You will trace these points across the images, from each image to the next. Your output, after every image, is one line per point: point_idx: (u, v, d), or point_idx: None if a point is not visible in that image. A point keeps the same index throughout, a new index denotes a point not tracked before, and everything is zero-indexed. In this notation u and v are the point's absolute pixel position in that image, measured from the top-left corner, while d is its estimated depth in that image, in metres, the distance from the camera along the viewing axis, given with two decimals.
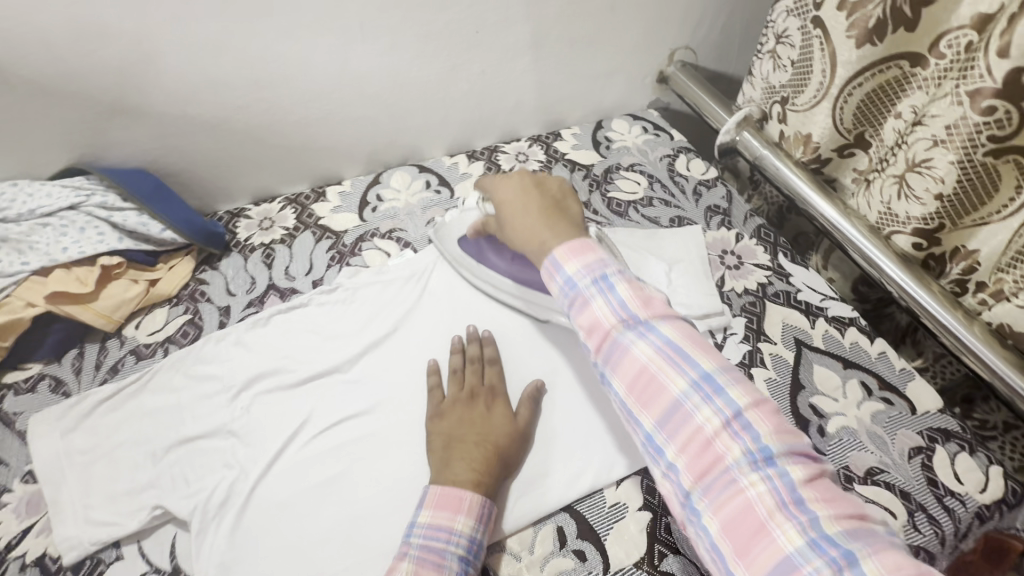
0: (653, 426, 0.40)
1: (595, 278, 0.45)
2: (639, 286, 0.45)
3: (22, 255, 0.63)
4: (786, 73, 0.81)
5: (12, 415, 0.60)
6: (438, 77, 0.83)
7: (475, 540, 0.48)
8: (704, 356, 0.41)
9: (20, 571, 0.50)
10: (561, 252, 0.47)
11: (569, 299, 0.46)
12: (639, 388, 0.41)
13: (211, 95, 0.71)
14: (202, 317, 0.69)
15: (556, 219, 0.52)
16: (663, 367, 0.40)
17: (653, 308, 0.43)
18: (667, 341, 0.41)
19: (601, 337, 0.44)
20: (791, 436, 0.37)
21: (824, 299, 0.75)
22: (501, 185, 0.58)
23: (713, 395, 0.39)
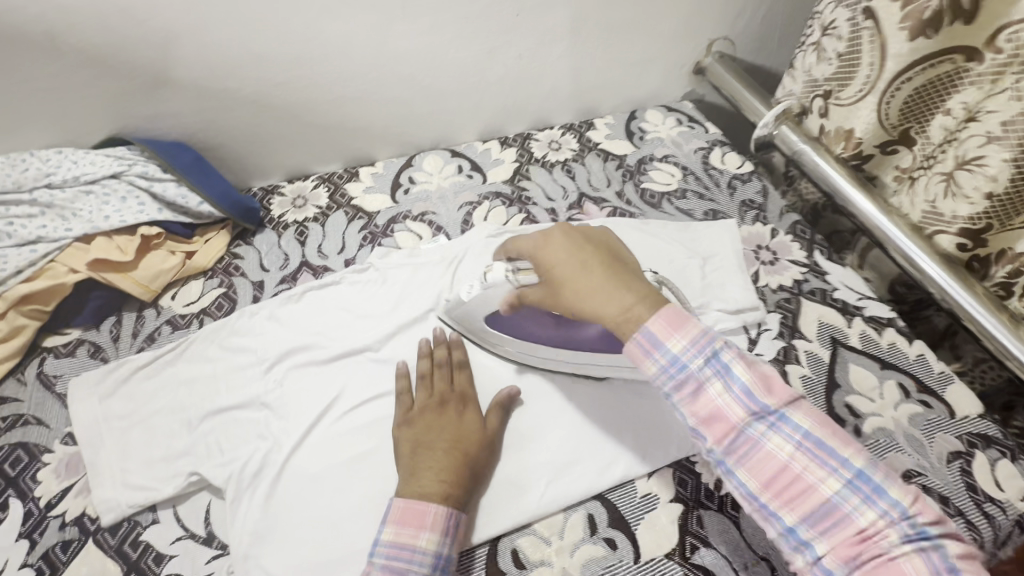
0: (801, 524, 0.38)
1: (710, 363, 0.42)
2: (762, 371, 0.42)
3: (65, 222, 0.64)
4: (830, 66, 0.79)
5: (52, 377, 0.61)
6: (475, 60, 0.83)
7: (441, 556, 0.46)
8: (846, 449, 0.39)
9: (59, 529, 0.51)
10: (659, 332, 0.43)
11: (680, 385, 0.42)
12: (781, 486, 0.39)
13: (252, 69, 0.71)
14: (236, 291, 0.70)
15: (630, 278, 0.47)
16: (808, 466, 0.39)
17: (778, 395, 0.41)
18: (806, 434, 0.40)
19: (726, 429, 0.41)
20: (944, 525, 0.37)
21: (861, 298, 0.73)
22: (547, 248, 0.49)
23: (873, 496, 0.37)
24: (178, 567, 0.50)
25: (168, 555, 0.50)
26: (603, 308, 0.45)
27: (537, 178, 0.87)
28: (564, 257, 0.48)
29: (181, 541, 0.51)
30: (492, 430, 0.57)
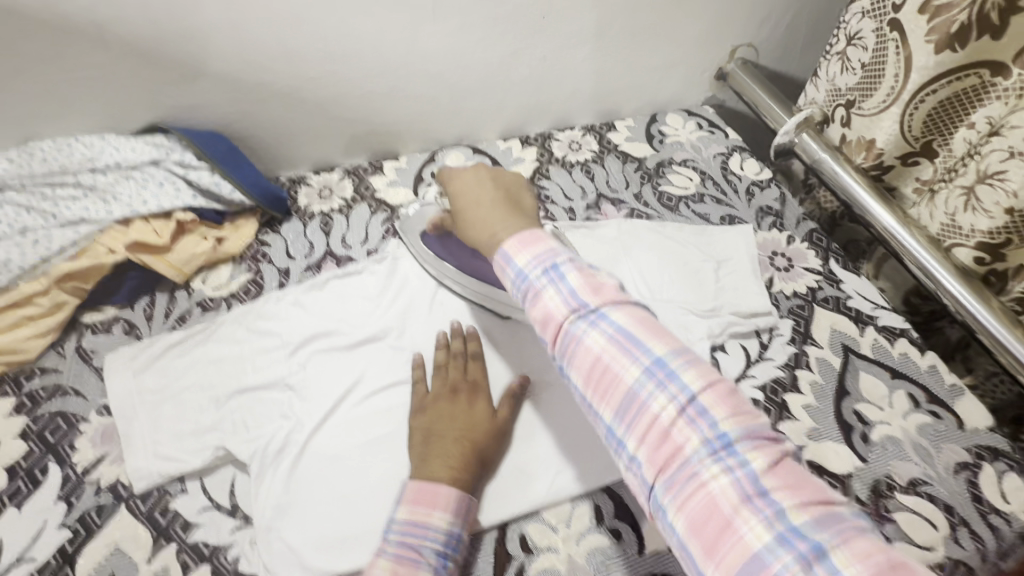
0: (614, 416, 0.41)
1: (547, 270, 0.46)
2: (590, 275, 0.45)
3: (106, 205, 0.67)
4: (854, 76, 0.80)
5: (89, 351, 0.64)
6: (500, 60, 0.85)
7: (453, 534, 0.48)
8: (657, 344, 0.41)
9: (95, 494, 0.54)
10: (512, 246, 0.48)
11: (524, 292, 0.47)
12: (597, 381, 0.42)
13: (287, 64, 0.74)
14: (263, 277, 0.73)
15: (511, 212, 0.53)
16: (617, 359, 0.41)
17: (602, 296, 0.44)
18: (618, 329, 0.42)
19: (555, 329, 0.44)
20: (747, 418, 0.38)
21: (875, 308, 0.74)
22: (457, 177, 0.58)
23: (667, 383, 0.39)
24: (203, 535, 0.52)
25: (195, 523, 0.53)
26: (479, 234, 0.53)
27: (556, 178, 0.88)
28: (468, 186, 0.57)
29: (207, 510, 0.54)
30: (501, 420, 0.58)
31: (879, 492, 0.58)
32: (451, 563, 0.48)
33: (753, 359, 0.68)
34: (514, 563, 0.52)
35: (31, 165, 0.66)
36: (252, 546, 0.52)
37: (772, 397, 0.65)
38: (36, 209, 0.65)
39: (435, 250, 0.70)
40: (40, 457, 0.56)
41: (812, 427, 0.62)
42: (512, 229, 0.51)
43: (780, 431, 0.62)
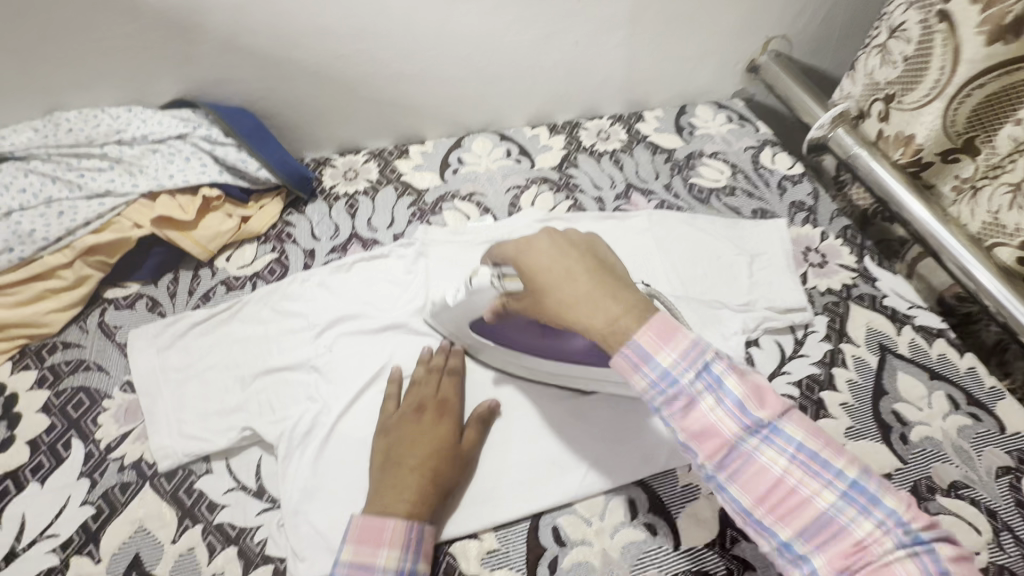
0: (796, 538, 0.37)
1: (700, 373, 0.40)
2: (751, 379, 0.41)
3: (132, 177, 0.66)
4: (894, 69, 0.78)
5: (112, 327, 0.63)
6: (532, 45, 0.83)
7: (405, 571, 0.45)
8: (841, 457, 0.38)
9: (118, 471, 0.53)
10: (646, 340, 0.41)
11: (670, 399, 0.40)
12: (776, 502, 0.38)
13: (318, 40, 0.72)
14: (288, 257, 0.71)
15: (616, 286, 0.44)
16: (803, 480, 0.37)
17: (770, 406, 0.40)
18: (799, 447, 0.38)
19: (717, 445, 0.39)
20: (942, 528, 0.36)
21: (912, 307, 0.72)
22: (530, 253, 0.47)
23: (866, 504, 0.36)
24: (229, 516, 0.51)
25: (221, 504, 0.52)
26: (585, 321, 0.43)
27: (585, 167, 0.87)
28: (547, 265, 0.46)
29: (233, 491, 0.53)
30: (465, 450, 0.55)
31: (920, 494, 0.57)
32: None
33: (787, 356, 0.67)
34: (547, 555, 0.51)
35: (57, 135, 0.65)
36: (279, 528, 0.51)
37: (807, 394, 0.63)
38: (61, 179, 0.64)
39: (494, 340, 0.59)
40: (63, 432, 0.55)
41: (849, 426, 0.61)
42: (634, 313, 0.42)
43: None
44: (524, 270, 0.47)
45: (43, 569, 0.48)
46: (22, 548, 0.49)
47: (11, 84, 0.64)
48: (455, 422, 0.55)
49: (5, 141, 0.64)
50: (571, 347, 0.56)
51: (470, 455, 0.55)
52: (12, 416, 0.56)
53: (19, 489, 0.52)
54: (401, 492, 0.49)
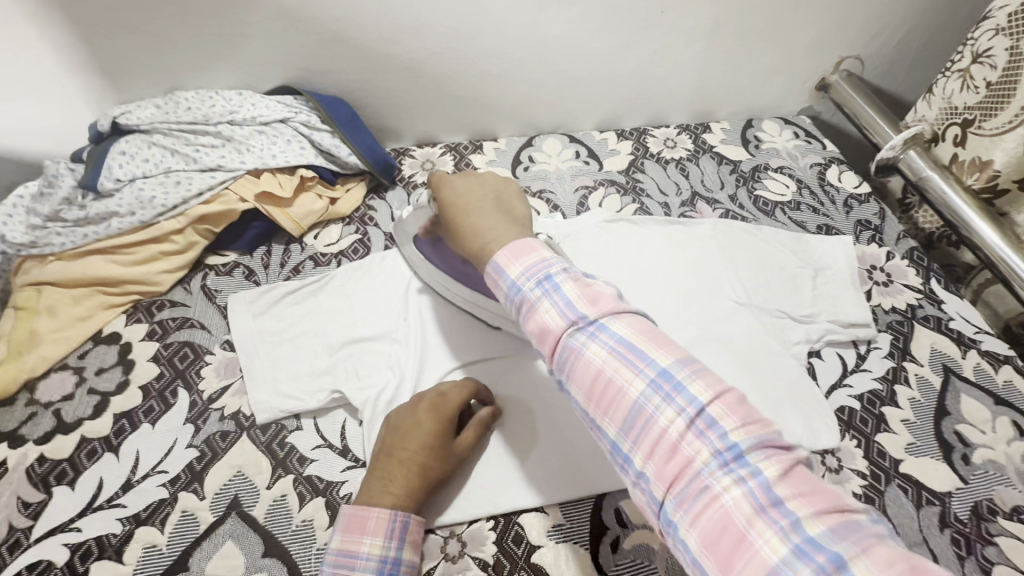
0: (619, 427, 0.39)
1: (540, 281, 0.45)
2: (591, 287, 0.45)
3: (240, 155, 0.71)
4: (975, 95, 0.78)
5: (213, 290, 0.69)
6: (611, 52, 0.86)
7: (387, 559, 0.47)
8: (662, 353, 0.40)
9: (220, 420, 0.58)
10: (503, 257, 0.47)
11: (518, 306, 0.46)
12: (598, 395, 0.41)
13: (414, 35, 0.77)
14: (370, 239, 0.76)
15: (504, 224, 0.51)
16: (619, 369, 0.40)
17: (600, 306, 0.43)
18: (620, 340, 0.41)
19: (551, 342, 0.43)
20: (757, 426, 0.37)
21: (977, 332, 0.72)
22: (445, 183, 0.57)
23: (674, 395, 0.38)
24: (318, 470, 0.56)
25: (310, 458, 0.56)
26: (469, 242, 0.52)
27: (651, 172, 0.89)
28: (457, 193, 0.56)
29: (320, 448, 0.57)
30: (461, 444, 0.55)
31: (981, 514, 0.57)
32: None
33: (849, 369, 0.68)
34: (609, 534, 0.54)
35: (178, 112, 0.71)
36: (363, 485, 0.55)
37: (869, 408, 0.64)
38: (179, 153, 0.69)
39: (426, 255, 0.67)
40: (170, 381, 0.61)
41: (910, 442, 0.61)
42: (506, 239, 0.49)
43: (876, 441, 0.61)
44: (438, 196, 0.57)
45: (154, 501, 0.53)
46: (137, 480, 0.54)
47: (143, 63, 0.71)
48: (453, 417, 0.55)
49: (131, 116, 0.70)
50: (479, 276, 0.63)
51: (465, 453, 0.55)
52: (127, 362, 0.62)
53: (133, 427, 0.57)
54: (386, 491, 0.50)
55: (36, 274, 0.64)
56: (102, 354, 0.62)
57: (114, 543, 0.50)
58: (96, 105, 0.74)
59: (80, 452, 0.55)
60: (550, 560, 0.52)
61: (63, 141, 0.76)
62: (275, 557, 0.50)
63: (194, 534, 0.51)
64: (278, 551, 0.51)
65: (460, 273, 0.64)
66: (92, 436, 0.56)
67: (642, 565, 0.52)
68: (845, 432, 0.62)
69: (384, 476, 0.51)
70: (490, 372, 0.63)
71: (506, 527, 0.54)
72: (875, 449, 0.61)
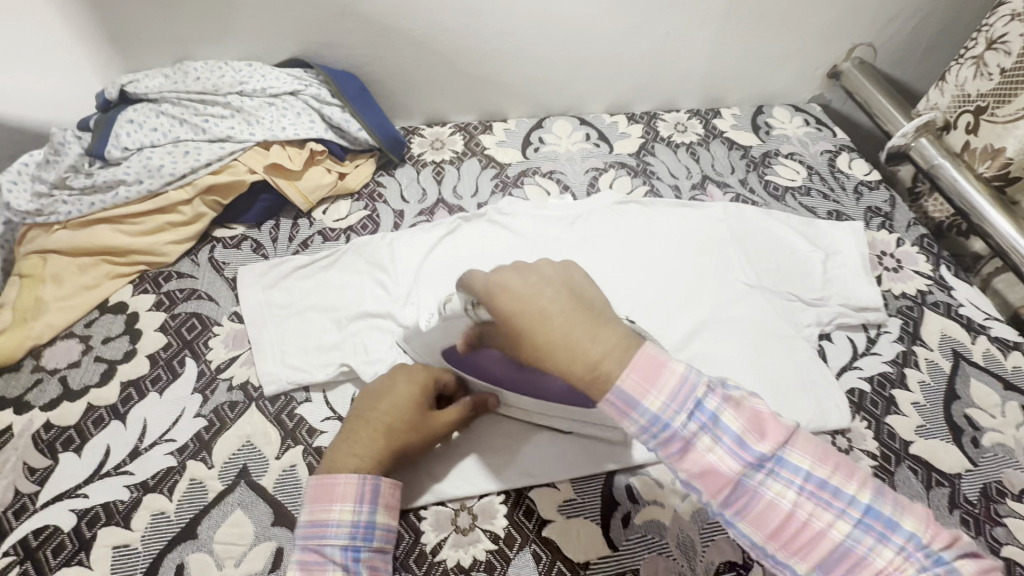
0: (812, 567, 0.38)
1: (694, 414, 0.41)
2: (749, 409, 0.41)
3: (250, 126, 0.70)
4: (989, 81, 0.78)
5: (221, 262, 0.68)
6: (624, 33, 0.85)
7: (360, 523, 0.46)
8: (846, 480, 0.39)
9: (228, 390, 0.58)
10: (630, 382, 0.41)
11: (665, 442, 0.41)
12: (789, 538, 0.39)
13: (427, 10, 0.76)
14: (379, 215, 0.75)
15: (601, 326, 0.42)
16: (814, 511, 0.38)
17: (772, 438, 0.40)
18: (805, 476, 0.39)
19: (722, 485, 0.40)
20: (953, 539, 0.37)
21: (987, 318, 0.72)
22: (499, 287, 0.44)
23: (884, 531, 0.37)
24: (327, 441, 0.55)
25: (319, 430, 0.56)
26: (567, 367, 0.41)
27: (662, 156, 0.89)
28: (521, 301, 0.43)
29: (329, 420, 0.57)
30: (438, 421, 0.53)
31: (990, 495, 0.57)
32: (369, 551, 0.46)
33: (859, 352, 0.68)
34: (620, 510, 0.53)
35: (187, 82, 0.70)
36: None
37: (879, 390, 0.64)
38: (188, 122, 0.69)
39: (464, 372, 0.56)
40: (177, 351, 0.60)
41: (920, 424, 0.61)
42: (618, 356, 0.41)
43: (886, 423, 0.61)
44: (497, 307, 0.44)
45: (162, 469, 0.52)
46: (144, 447, 0.53)
47: (151, 31, 0.70)
48: (428, 385, 0.54)
49: (139, 84, 0.70)
50: (542, 375, 0.53)
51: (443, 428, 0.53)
52: (134, 332, 0.61)
53: (140, 396, 0.57)
54: (345, 453, 0.49)
55: (41, 242, 0.64)
56: (108, 323, 0.62)
57: (121, 510, 0.50)
58: (103, 74, 0.73)
59: (86, 420, 0.55)
60: (562, 534, 0.52)
61: (69, 110, 0.75)
62: (285, 526, 0.50)
63: (203, 502, 0.51)
64: (288, 520, 0.50)
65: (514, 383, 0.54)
66: (98, 404, 0.56)
67: (654, 540, 0.52)
68: (856, 414, 0.62)
69: (351, 440, 0.50)
70: None
71: (518, 501, 0.54)
72: (885, 431, 0.61)
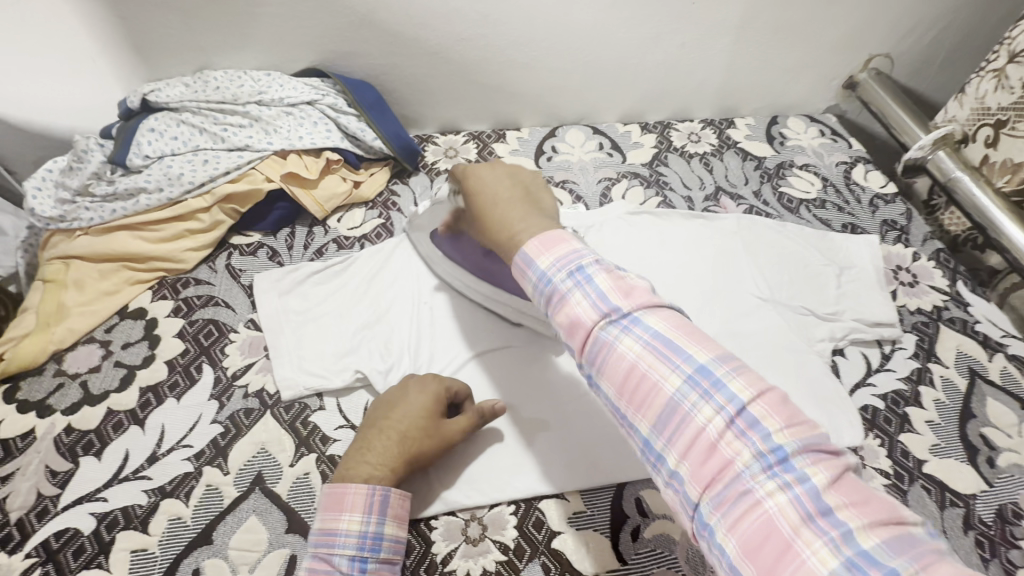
0: (648, 418, 0.38)
1: (572, 272, 0.43)
2: (623, 279, 0.43)
3: (267, 136, 0.71)
4: (1010, 95, 0.77)
5: (237, 269, 0.69)
6: (639, 44, 0.85)
7: (368, 534, 0.47)
8: (697, 347, 0.39)
9: (244, 397, 0.59)
10: (532, 248, 0.46)
11: (547, 297, 0.44)
12: (631, 389, 0.39)
13: (443, 21, 0.76)
14: (393, 223, 0.76)
15: (533, 213, 0.50)
16: (653, 364, 0.39)
17: (634, 300, 0.41)
18: (655, 335, 0.40)
19: (582, 336, 0.42)
20: (802, 427, 0.35)
21: (1004, 335, 0.71)
22: (471, 172, 0.55)
23: (712, 392, 0.37)
24: (340, 450, 0.56)
25: (332, 438, 0.56)
26: (497, 232, 0.50)
27: (675, 166, 0.88)
28: (484, 185, 0.53)
29: (343, 428, 0.57)
30: (447, 430, 0.53)
31: (1005, 517, 0.56)
32: (376, 562, 0.46)
33: (873, 368, 0.67)
34: (630, 523, 0.53)
35: (207, 92, 0.72)
36: None
37: (893, 407, 0.64)
38: (207, 131, 0.70)
39: (447, 251, 0.66)
40: (195, 357, 0.61)
41: (934, 443, 0.61)
42: (532, 231, 0.47)
43: (900, 441, 0.61)
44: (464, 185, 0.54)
45: (179, 474, 0.53)
46: (162, 453, 0.54)
47: (173, 41, 0.71)
48: (439, 394, 0.55)
49: (160, 93, 0.71)
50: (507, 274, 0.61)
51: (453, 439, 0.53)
52: (152, 337, 0.62)
53: (159, 401, 0.58)
54: (359, 465, 0.50)
55: (64, 248, 0.65)
56: (127, 329, 0.63)
57: (139, 514, 0.51)
58: (126, 83, 0.75)
59: (106, 424, 0.56)
60: (571, 548, 0.52)
61: (93, 118, 0.77)
62: (299, 534, 0.50)
63: (218, 508, 0.51)
64: (302, 528, 0.51)
65: (483, 269, 0.64)
66: (118, 409, 0.57)
67: (664, 554, 0.52)
68: (869, 431, 0.61)
69: (364, 450, 0.51)
70: (501, 363, 0.63)
71: (528, 512, 0.54)
72: (899, 449, 0.60)
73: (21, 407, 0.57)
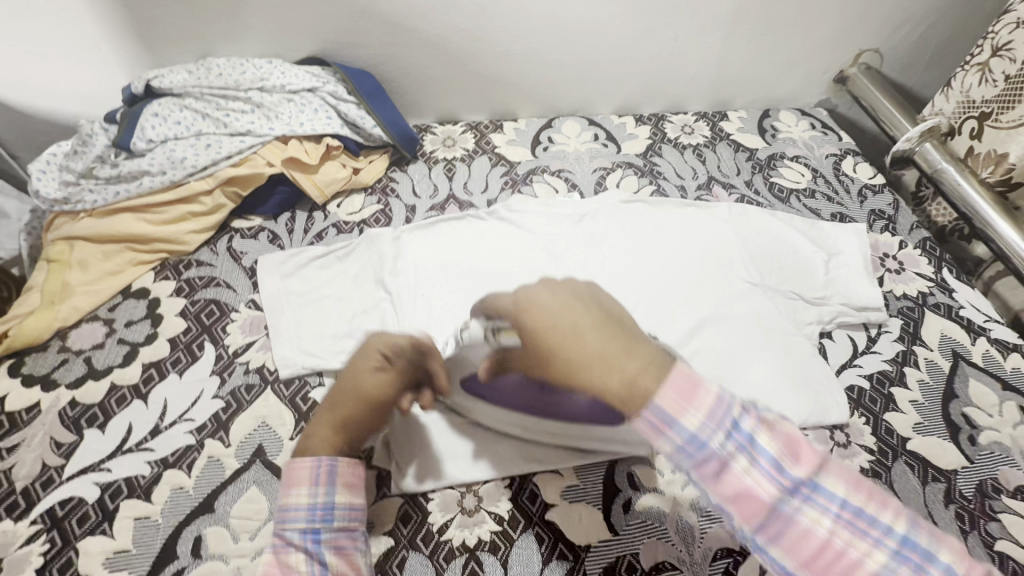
0: None
1: (729, 431, 0.38)
2: (782, 431, 0.39)
3: (269, 122, 0.73)
4: (994, 88, 0.79)
5: (239, 252, 0.70)
6: (633, 37, 0.87)
7: (318, 505, 0.46)
8: (880, 508, 0.37)
9: (245, 373, 0.60)
10: (669, 401, 0.39)
11: (701, 462, 0.39)
12: (824, 564, 0.36)
13: (441, 12, 0.78)
14: (391, 210, 0.77)
15: (633, 342, 0.42)
16: (849, 539, 0.36)
17: (807, 461, 0.38)
18: (842, 504, 0.37)
19: (756, 508, 0.38)
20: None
21: (987, 320, 0.73)
22: (529, 301, 0.45)
23: (919, 561, 0.35)
24: None
25: None
26: (599, 378, 0.40)
27: (669, 157, 0.90)
28: (552, 315, 0.43)
29: None
30: (366, 384, 0.52)
31: (985, 492, 0.58)
32: (330, 532, 0.45)
33: (859, 351, 0.69)
34: (621, 496, 0.55)
35: (210, 78, 0.73)
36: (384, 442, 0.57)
37: (877, 387, 0.65)
38: (210, 116, 0.71)
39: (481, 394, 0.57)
40: (197, 335, 0.63)
41: (918, 422, 0.63)
42: (650, 373, 0.40)
43: (884, 420, 0.63)
44: (525, 320, 0.44)
45: (181, 446, 0.54)
46: (164, 426, 0.56)
47: (178, 29, 0.73)
48: (359, 356, 0.54)
49: (163, 79, 0.73)
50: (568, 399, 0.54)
51: (380, 391, 0.52)
52: (155, 316, 0.64)
53: (161, 377, 0.59)
54: (311, 438, 0.50)
55: (67, 229, 0.66)
56: (130, 308, 0.64)
57: (142, 484, 0.52)
58: (130, 69, 0.76)
59: (110, 398, 0.57)
60: (564, 518, 0.53)
61: (97, 103, 0.78)
62: None
63: (220, 478, 0.53)
64: None
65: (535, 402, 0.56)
66: (121, 383, 0.58)
67: (654, 525, 0.53)
68: (854, 410, 0.63)
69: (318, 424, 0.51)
70: None
71: (522, 486, 0.55)
72: (883, 428, 0.62)
73: (26, 381, 0.58)
